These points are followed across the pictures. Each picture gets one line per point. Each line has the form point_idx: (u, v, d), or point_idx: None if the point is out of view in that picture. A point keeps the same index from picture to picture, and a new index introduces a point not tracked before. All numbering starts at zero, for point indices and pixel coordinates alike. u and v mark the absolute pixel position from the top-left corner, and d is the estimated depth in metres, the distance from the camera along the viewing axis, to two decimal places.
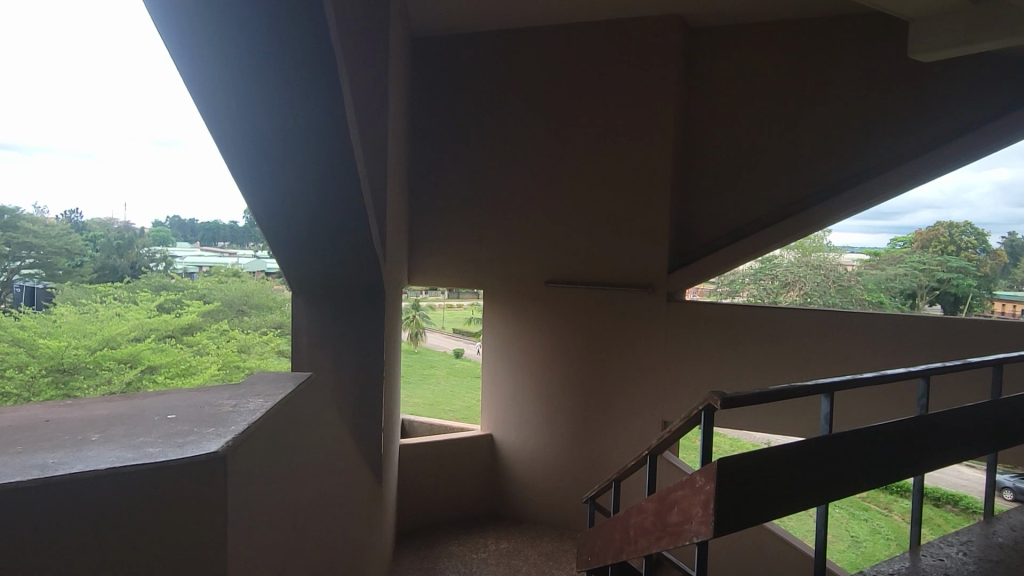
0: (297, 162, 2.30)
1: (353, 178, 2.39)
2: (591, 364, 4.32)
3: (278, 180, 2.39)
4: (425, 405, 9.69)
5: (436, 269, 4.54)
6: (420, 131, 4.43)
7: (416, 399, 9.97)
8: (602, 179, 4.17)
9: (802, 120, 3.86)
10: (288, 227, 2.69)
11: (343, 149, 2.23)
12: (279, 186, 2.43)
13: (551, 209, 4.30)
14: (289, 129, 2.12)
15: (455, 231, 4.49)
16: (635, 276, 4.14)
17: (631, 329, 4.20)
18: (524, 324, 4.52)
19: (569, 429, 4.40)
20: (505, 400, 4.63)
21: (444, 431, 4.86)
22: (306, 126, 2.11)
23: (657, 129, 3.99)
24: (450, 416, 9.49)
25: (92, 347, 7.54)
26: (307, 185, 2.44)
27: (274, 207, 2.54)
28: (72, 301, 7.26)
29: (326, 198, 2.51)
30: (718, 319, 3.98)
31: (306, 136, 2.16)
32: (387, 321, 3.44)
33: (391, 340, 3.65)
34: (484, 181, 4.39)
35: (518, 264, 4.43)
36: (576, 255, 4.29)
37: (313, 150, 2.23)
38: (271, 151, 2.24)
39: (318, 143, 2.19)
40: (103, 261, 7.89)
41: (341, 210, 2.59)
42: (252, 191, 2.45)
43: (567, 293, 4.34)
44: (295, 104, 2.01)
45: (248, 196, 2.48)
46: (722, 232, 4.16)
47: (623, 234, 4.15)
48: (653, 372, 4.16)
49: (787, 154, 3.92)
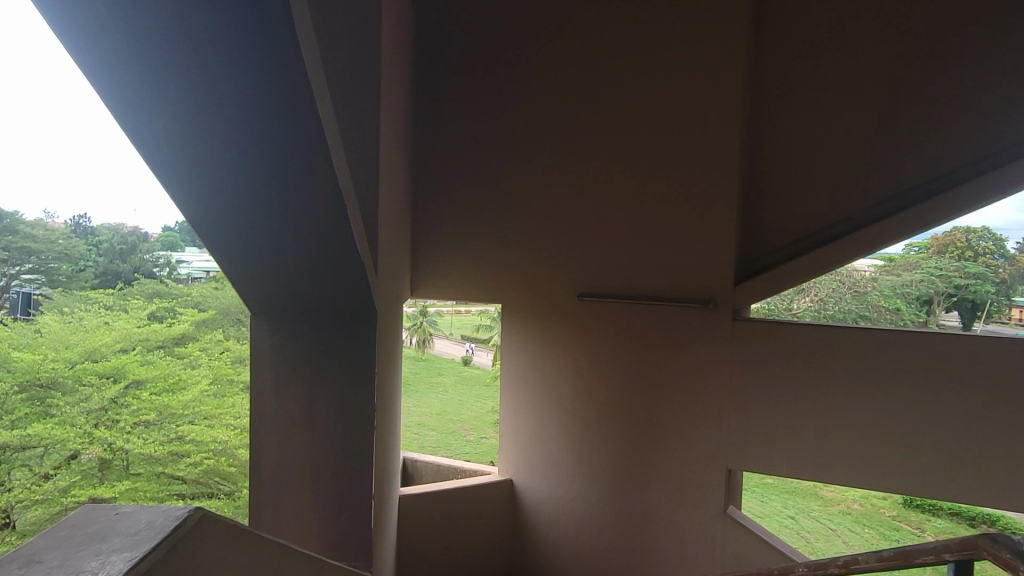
0: (236, 162, 1.49)
1: (326, 179, 1.58)
2: (635, 400, 3.51)
3: (214, 184, 1.59)
4: (434, 415, 8.90)
5: (445, 280, 3.76)
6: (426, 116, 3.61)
7: (422, 408, 9.12)
8: (655, 177, 3.35)
9: (910, 104, 3.08)
10: (239, 237, 1.89)
11: (311, 143, 1.41)
12: (218, 192, 1.62)
13: (589, 212, 3.51)
14: (225, 116, 1.31)
15: (468, 235, 3.71)
16: (694, 295, 3.34)
17: (684, 358, 3.38)
18: (553, 347, 3.72)
19: (609, 480, 3.58)
20: (528, 441, 3.84)
21: (453, 473, 4.05)
22: (247, 111, 1.29)
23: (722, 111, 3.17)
24: (460, 427, 8.71)
25: (71, 361, 7.08)
26: (256, 189, 1.62)
27: (214, 209, 1.73)
28: (59, 308, 7.16)
29: (286, 205, 1.69)
30: (802, 346, 3.17)
31: (249, 126, 1.34)
32: (385, 353, 2.65)
33: (389, 374, 2.87)
34: (504, 174, 3.60)
35: (547, 275, 3.66)
36: (617, 265, 3.49)
37: (264, 146, 1.42)
38: (195, 147, 1.42)
39: (269, 135, 1.38)
40: (105, 266, 7.87)
41: (312, 219, 1.78)
42: (171, 193, 1.65)
43: (605, 312, 3.55)
44: (230, 81, 1.20)
45: (177, 200, 1.69)
46: (802, 234, 3.43)
47: (680, 244, 3.34)
48: (714, 413, 3.34)
49: (887, 136, 3.16)
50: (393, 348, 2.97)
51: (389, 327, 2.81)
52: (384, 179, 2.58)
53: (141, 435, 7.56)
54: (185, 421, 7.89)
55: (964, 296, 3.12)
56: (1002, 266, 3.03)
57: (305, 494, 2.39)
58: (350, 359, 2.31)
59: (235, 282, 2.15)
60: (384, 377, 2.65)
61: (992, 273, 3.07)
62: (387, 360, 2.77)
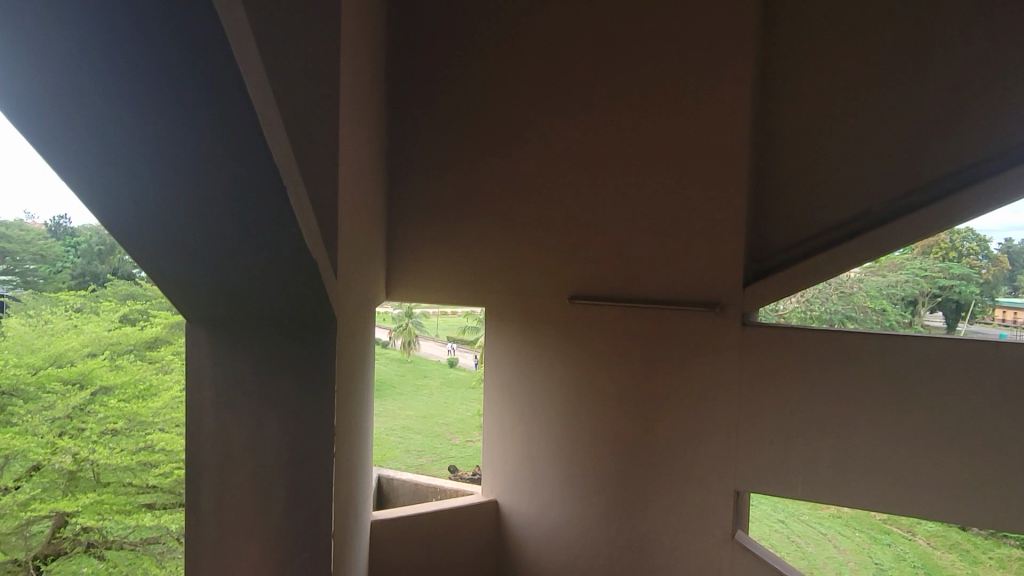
0: (137, 112, 1.16)
1: (255, 141, 1.25)
2: (632, 414, 3.17)
3: (115, 142, 1.26)
4: (417, 419, 8.34)
5: (423, 282, 3.42)
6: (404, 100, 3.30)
7: (408, 410, 8.61)
8: (654, 164, 3.05)
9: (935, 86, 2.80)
10: (164, 226, 1.56)
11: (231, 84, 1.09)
12: (123, 154, 1.29)
13: (581, 205, 3.19)
14: (121, 40, 0.99)
15: (449, 231, 3.38)
16: (697, 297, 3.02)
17: (687, 368, 3.05)
18: (542, 355, 3.38)
19: (603, 500, 3.24)
20: (514, 458, 3.49)
21: (433, 494, 3.70)
22: (142, 33, 0.98)
23: (729, 92, 2.89)
24: (444, 431, 8.15)
25: (32, 366, 6.36)
26: (171, 155, 1.29)
27: (128, 188, 1.42)
28: (27, 310, 6.56)
29: (210, 176, 1.36)
30: (818, 354, 2.86)
31: (150, 58, 1.03)
32: (350, 366, 2.31)
33: (356, 390, 2.52)
34: (489, 165, 3.28)
35: (535, 276, 3.32)
36: (612, 265, 3.17)
37: (171, 90, 1.10)
38: (85, 84, 1.11)
39: (176, 72, 1.06)
40: (82, 268, 7.24)
41: (248, 202, 1.45)
42: (70, 160, 1.33)
43: (599, 317, 3.21)
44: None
45: (79, 172, 1.37)
46: (815, 231, 3.11)
47: (680, 240, 3.03)
48: (719, 428, 3.01)
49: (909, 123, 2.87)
50: (361, 360, 2.61)
51: (355, 336, 2.47)
52: (348, 166, 2.25)
53: (105, 445, 6.57)
54: (158, 429, 6.78)
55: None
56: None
57: (255, 530, 2.04)
58: (302, 374, 1.95)
59: (168, 280, 1.82)
60: (349, 395, 2.30)
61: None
62: (353, 373, 2.42)
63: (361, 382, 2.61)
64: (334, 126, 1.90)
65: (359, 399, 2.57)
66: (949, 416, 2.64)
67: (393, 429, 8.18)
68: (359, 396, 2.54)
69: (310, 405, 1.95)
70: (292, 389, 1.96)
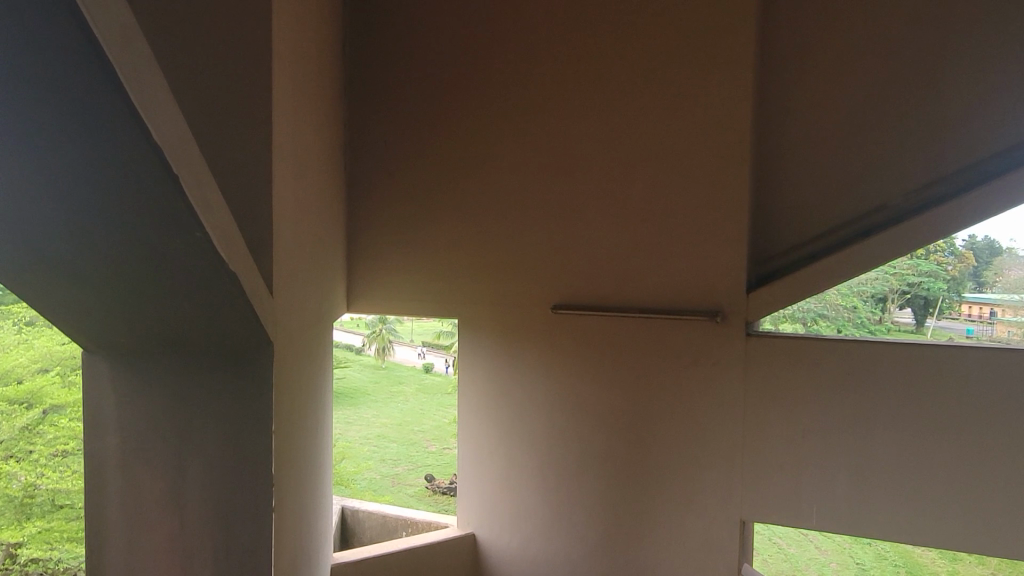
0: None
1: (123, 113, 0.95)
2: (624, 437, 2.82)
3: None
4: (392, 427, 7.22)
5: (389, 291, 3.09)
6: (364, 93, 3.00)
7: (383, 418, 7.48)
8: (642, 157, 2.74)
9: (949, 70, 2.56)
10: (29, 232, 1.20)
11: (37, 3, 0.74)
12: None
13: (562, 204, 2.86)
14: None
15: (416, 233, 3.05)
16: (695, 305, 2.69)
17: (686, 385, 2.71)
18: (520, 371, 3.01)
19: (594, 533, 2.89)
20: (493, 486, 3.11)
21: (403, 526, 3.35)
22: None
23: (722, 79, 2.62)
24: (421, 442, 7.12)
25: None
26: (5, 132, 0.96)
27: None
28: None
29: (70, 167, 1.03)
30: (830, 366, 2.56)
31: None
32: (297, 400, 1.94)
33: (309, 422, 2.14)
34: (457, 162, 2.96)
35: (512, 284, 2.97)
36: (596, 271, 2.83)
37: None
38: None
39: None
40: None
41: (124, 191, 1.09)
42: None
43: (585, 328, 2.86)
44: None
45: None
46: (824, 228, 2.80)
47: (674, 240, 2.72)
48: (724, 452, 2.68)
49: (923, 109, 2.61)
50: (313, 386, 2.23)
51: (306, 359, 2.10)
52: (291, 156, 1.86)
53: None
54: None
55: (914, 294, 2.52)
56: (951, 264, 2.43)
57: None
58: (231, 412, 1.58)
59: (57, 301, 1.44)
60: (297, 431, 1.93)
61: (942, 269, 2.45)
62: (304, 403, 2.05)
63: (313, 412, 2.22)
64: (268, 109, 1.54)
65: (311, 432, 2.18)
66: (977, 433, 2.39)
67: (368, 438, 7.23)
68: (310, 428, 2.16)
69: (244, 450, 1.58)
70: (220, 432, 1.59)
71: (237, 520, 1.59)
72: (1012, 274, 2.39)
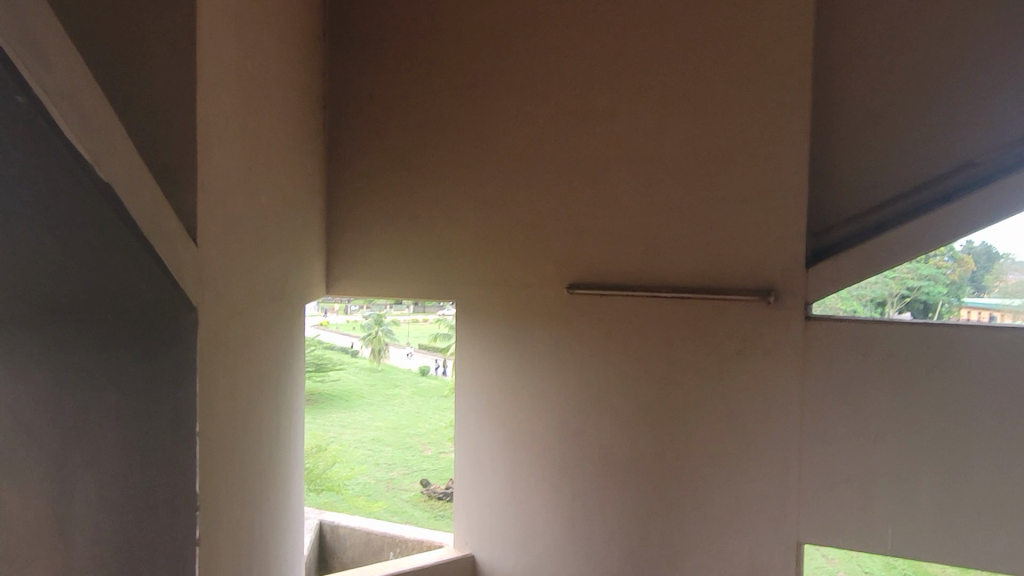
0: None
1: None
2: (653, 440, 2.36)
3: None
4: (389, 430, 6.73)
5: (374, 265, 2.65)
6: (348, 35, 2.60)
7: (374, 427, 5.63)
8: (677, 104, 2.29)
9: None
10: None
11: None
12: None
13: (580, 163, 2.41)
14: None
15: (408, 199, 2.60)
16: (740, 282, 2.24)
17: (729, 378, 2.26)
18: (529, 363, 2.54)
19: (617, 555, 2.43)
20: (497, 498, 2.63)
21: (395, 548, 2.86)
22: None
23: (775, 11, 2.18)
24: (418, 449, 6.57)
25: None
26: None
27: None
28: None
29: None
30: (908, 358, 2.10)
31: None
32: (242, 394, 1.47)
33: (263, 421, 1.68)
34: (453, 114, 2.53)
35: (519, 258, 2.51)
36: (617, 242, 2.38)
37: None
38: None
39: None
40: None
41: None
42: None
43: (605, 310, 2.40)
44: None
45: None
46: (897, 192, 2.30)
47: (713, 204, 2.27)
48: (776, 460, 2.21)
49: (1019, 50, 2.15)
50: (270, 377, 1.76)
51: (259, 342, 1.63)
52: (235, 65, 1.39)
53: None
54: None
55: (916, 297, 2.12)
56: (949, 270, 2.09)
57: None
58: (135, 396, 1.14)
59: None
60: (241, 434, 1.47)
61: (941, 274, 2.10)
62: (254, 399, 1.59)
63: (269, 409, 1.74)
64: None
65: (265, 434, 1.71)
66: None
67: None
68: (265, 431, 1.70)
69: (157, 449, 1.15)
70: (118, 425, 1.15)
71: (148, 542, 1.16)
72: (1014, 279, 2.05)
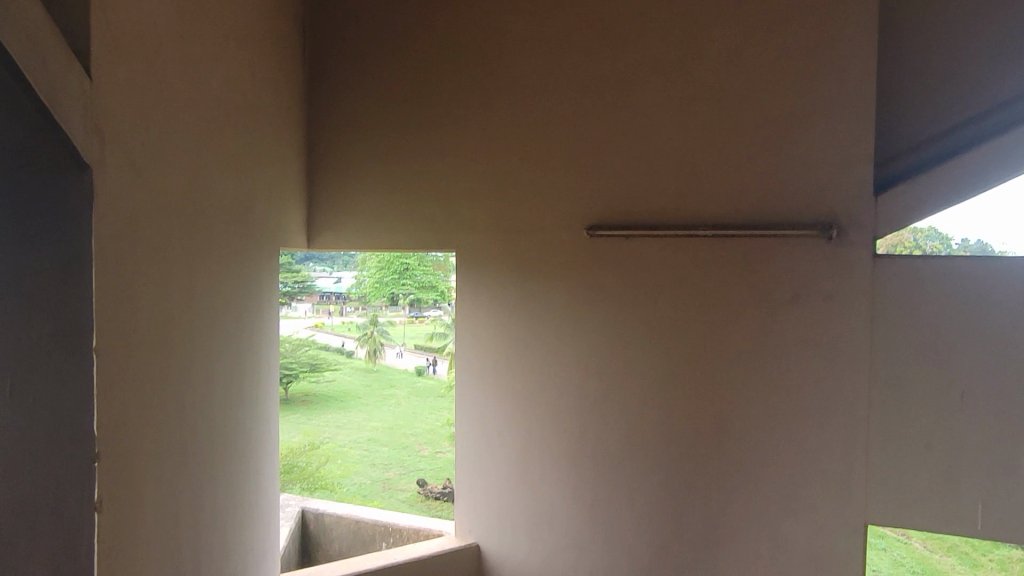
0: None
1: None
2: (691, 406, 2.01)
3: None
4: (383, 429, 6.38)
5: (359, 211, 2.27)
6: None
7: (374, 422, 5.54)
8: (719, 9, 1.94)
9: None
10: None
11: None
12: None
13: (604, 86, 2.06)
14: None
15: (402, 136, 2.23)
16: (796, 216, 1.89)
17: (782, 331, 1.91)
18: (543, 321, 2.17)
19: (647, 543, 2.07)
20: (504, 481, 2.25)
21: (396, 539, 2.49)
22: None
23: None
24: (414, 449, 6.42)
25: None
26: None
27: None
28: None
29: None
30: (999, 300, 1.75)
31: None
32: (172, 327, 1.10)
33: (213, 367, 1.33)
34: (452, 31, 2.18)
35: (530, 198, 2.15)
36: (646, 174, 2.03)
37: None
38: None
39: None
40: None
41: None
42: None
43: (632, 254, 2.05)
44: None
45: None
46: (975, 110, 1.85)
47: (763, 126, 1.92)
48: (839, 427, 1.87)
49: None
50: (227, 313, 1.42)
51: (204, 265, 1.27)
52: None
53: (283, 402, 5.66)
54: None
55: None
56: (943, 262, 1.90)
57: None
58: (13, 285, 0.84)
59: None
60: (171, 377, 1.11)
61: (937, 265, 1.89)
62: (197, 336, 1.23)
63: (223, 357, 1.39)
64: None
65: (218, 387, 1.36)
66: None
67: None
68: (218, 377, 1.35)
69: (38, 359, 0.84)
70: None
71: (39, 489, 0.86)
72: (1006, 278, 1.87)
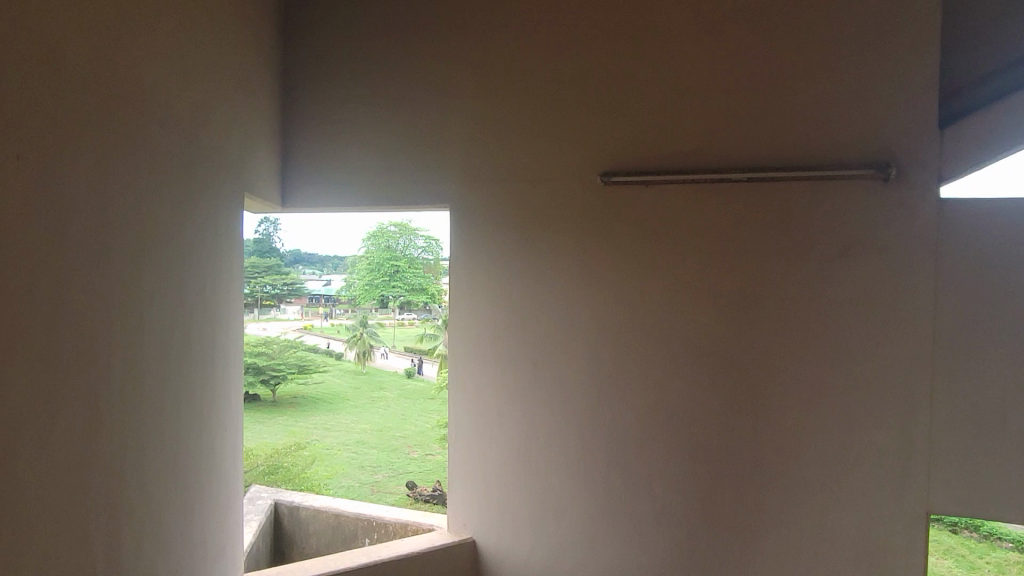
0: None
1: None
2: (720, 374, 1.75)
3: None
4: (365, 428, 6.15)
5: (339, 161, 2.00)
6: None
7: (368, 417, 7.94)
8: None
9: None
10: None
11: None
12: None
13: (619, 8, 1.80)
14: None
15: (388, 74, 1.97)
16: (845, 156, 1.63)
17: (830, 289, 1.66)
18: (548, 281, 1.90)
19: (670, 535, 1.80)
20: (503, 466, 1.96)
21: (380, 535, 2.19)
22: None
23: None
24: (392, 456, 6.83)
25: None
26: None
27: None
28: None
29: None
30: None
31: None
32: (12, 234, 0.80)
33: (117, 308, 1.05)
34: None
35: (535, 142, 1.88)
36: (668, 109, 1.76)
37: None
38: None
39: None
40: None
41: None
42: None
43: (652, 201, 1.78)
44: None
45: None
46: None
47: (807, 49, 1.66)
48: (895, 399, 1.62)
49: None
50: (149, 236, 1.14)
51: (93, 171, 0.98)
52: None
53: None
54: None
55: None
56: None
57: None
58: None
59: None
60: (30, 300, 0.82)
61: None
62: (79, 260, 0.94)
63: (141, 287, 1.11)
64: None
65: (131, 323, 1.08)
66: None
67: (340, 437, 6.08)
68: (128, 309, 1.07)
69: None
70: None
71: None
72: None
